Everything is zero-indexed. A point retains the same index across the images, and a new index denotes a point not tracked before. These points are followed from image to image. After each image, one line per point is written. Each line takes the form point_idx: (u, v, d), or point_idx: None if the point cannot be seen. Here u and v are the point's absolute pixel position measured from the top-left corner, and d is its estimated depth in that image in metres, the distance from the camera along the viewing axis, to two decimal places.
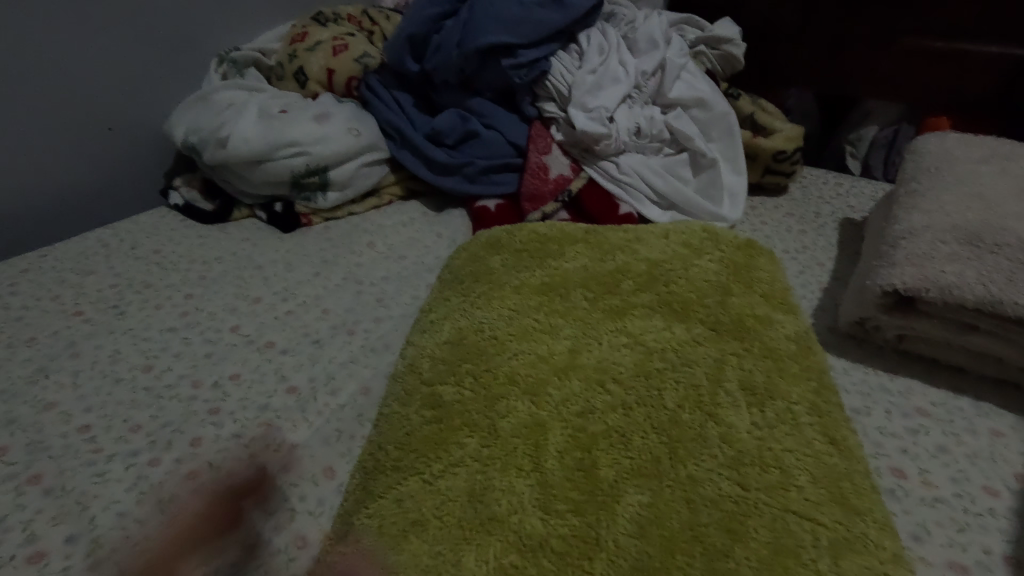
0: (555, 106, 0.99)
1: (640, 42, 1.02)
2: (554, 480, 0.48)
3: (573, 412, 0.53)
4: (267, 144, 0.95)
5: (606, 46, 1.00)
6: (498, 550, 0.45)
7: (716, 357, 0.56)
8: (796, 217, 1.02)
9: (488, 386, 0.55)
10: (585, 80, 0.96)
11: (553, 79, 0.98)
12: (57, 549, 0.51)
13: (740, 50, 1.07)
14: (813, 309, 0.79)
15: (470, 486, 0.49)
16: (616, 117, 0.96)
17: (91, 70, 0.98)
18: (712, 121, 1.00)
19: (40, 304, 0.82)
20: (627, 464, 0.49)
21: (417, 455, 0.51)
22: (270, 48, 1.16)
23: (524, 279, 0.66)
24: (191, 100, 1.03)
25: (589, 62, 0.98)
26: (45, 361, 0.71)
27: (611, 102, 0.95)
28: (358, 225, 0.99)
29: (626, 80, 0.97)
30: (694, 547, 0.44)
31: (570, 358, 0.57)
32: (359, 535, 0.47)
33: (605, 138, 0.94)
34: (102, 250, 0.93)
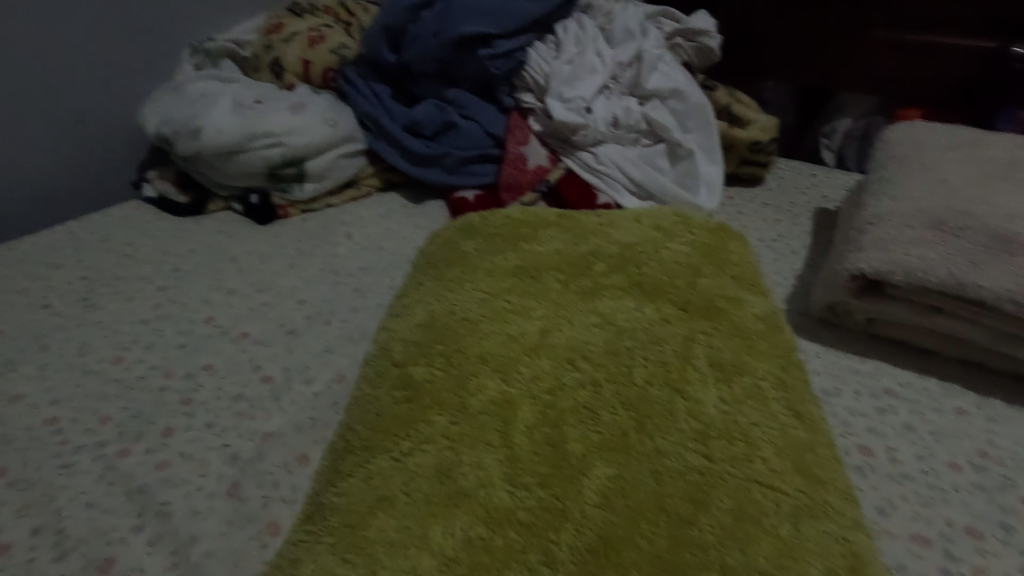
0: (532, 96, 1.00)
1: (616, 33, 1.02)
2: (522, 454, 0.49)
3: (543, 388, 0.53)
4: (241, 135, 0.94)
5: (583, 37, 1.00)
6: (463, 524, 0.45)
7: (687, 334, 0.57)
8: (772, 207, 1.03)
9: (458, 365, 0.55)
10: (562, 70, 0.96)
11: (531, 70, 0.98)
12: (22, 541, 0.50)
13: (716, 42, 1.07)
14: (787, 295, 0.80)
15: (437, 462, 0.49)
16: (593, 107, 0.97)
17: (57, 59, 0.96)
18: (688, 111, 1.01)
19: (6, 297, 0.80)
20: (595, 438, 0.50)
21: (386, 435, 0.51)
22: (244, 38, 1.13)
23: (497, 263, 0.66)
24: (164, 91, 1.02)
25: (566, 52, 0.98)
26: (11, 353, 0.70)
27: (588, 92, 0.96)
28: (335, 216, 0.99)
29: (603, 70, 0.98)
30: (661, 517, 0.44)
31: (540, 337, 0.57)
32: (326, 514, 0.47)
33: (582, 128, 0.95)
34: (71, 243, 0.91)
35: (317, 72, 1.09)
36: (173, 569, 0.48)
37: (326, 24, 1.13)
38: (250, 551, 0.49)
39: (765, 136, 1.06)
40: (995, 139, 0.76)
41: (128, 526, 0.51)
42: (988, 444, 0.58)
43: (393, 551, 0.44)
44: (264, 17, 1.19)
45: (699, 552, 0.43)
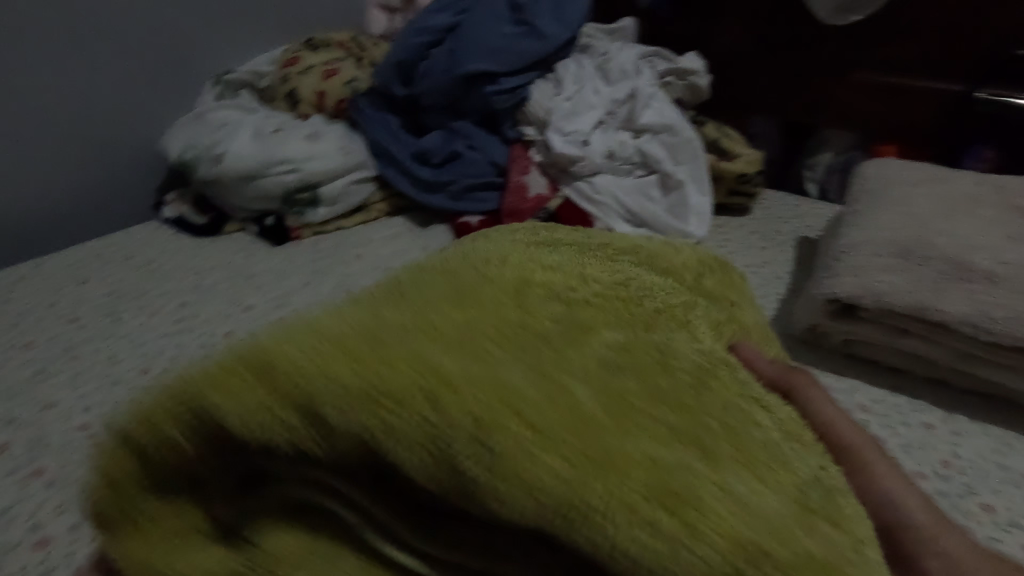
0: (534, 129, 1.06)
1: (613, 72, 1.09)
2: (460, 327, 0.37)
3: (516, 282, 0.44)
4: (261, 161, 1.00)
5: (582, 76, 1.08)
6: (357, 383, 0.32)
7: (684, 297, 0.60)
8: (758, 234, 1.10)
9: (403, 292, 0.42)
10: (562, 106, 1.04)
11: (533, 105, 1.05)
12: (62, 534, 0.54)
13: (705, 81, 1.14)
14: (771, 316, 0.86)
15: (357, 324, 0.36)
16: (590, 140, 1.04)
17: (90, 88, 1.03)
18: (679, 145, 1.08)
19: (36, 310, 0.84)
20: (576, 328, 0.39)
21: (276, 330, 0.36)
22: (262, 70, 1.21)
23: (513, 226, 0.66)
24: (187, 118, 1.08)
25: (565, 90, 1.06)
26: (44, 363, 0.74)
27: (585, 126, 1.04)
28: (347, 238, 1.04)
29: (600, 107, 1.05)
30: (640, 417, 0.34)
31: (524, 271, 0.46)
32: (168, 394, 0.35)
33: (580, 159, 1.02)
34: (96, 260, 0.96)
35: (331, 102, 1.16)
36: None
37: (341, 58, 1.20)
38: None
39: (752, 168, 1.13)
40: (957, 175, 0.84)
41: None
42: (952, 455, 0.63)
43: (242, 394, 0.33)
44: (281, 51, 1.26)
45: (655, 448, 0.32)
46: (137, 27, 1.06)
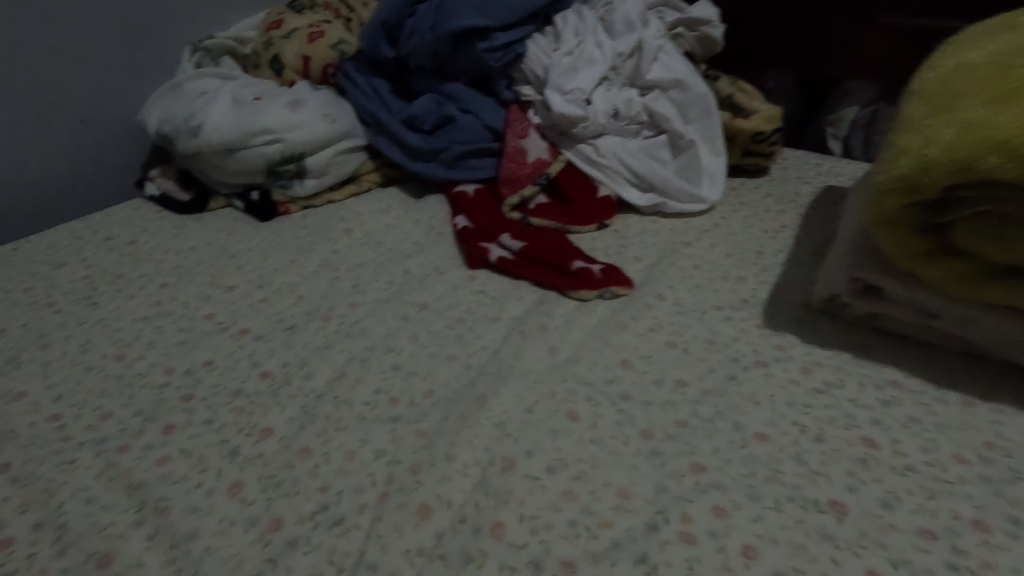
0: (532, 88, 0.99)
1: (617, 24, 1.00)
2: None
3: None
4: (241, 131, 0.93)
5: (583, 27, 0.98)
6: None
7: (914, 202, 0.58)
8: (775, 197, 1.02)
9: None
10: (561, 62, 0.95)
11: (530, 63, 0.97)
12: (23, 536, 0.50)
13: (719, 32, 1.07)
14: (790, 285, 0.80)
15: None
16: (592, 100, 0.95)
17: (57, 57, 0.96)
18: (689, 102, 0.99)
19: (12, 295, 0.80)
20: None
21: None
22: (245, 35, 1.15)
23: None
24: (165, 89, 1.02)
25: (565, 44, 0.97)
26: (16, 350, 0.71)
27: (587, 84, 0.94)
28: (337, 212, 0.99)
29: (602, 62, 0.96)
30: None
31: None
32: None
33: (582, 120, 0.94)
34: (75, 242, 0.92)
35: (316, 68, 1.09)
36: (170, 563, 0.48)
37: (326, 20, 1.13)
38: (252, 555, 0.49)
39: (768, 126, 1.04)
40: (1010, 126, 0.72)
41: (127, 521, 0.51)
42: (995, 436, 0.57)
43: None
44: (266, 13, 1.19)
45: None
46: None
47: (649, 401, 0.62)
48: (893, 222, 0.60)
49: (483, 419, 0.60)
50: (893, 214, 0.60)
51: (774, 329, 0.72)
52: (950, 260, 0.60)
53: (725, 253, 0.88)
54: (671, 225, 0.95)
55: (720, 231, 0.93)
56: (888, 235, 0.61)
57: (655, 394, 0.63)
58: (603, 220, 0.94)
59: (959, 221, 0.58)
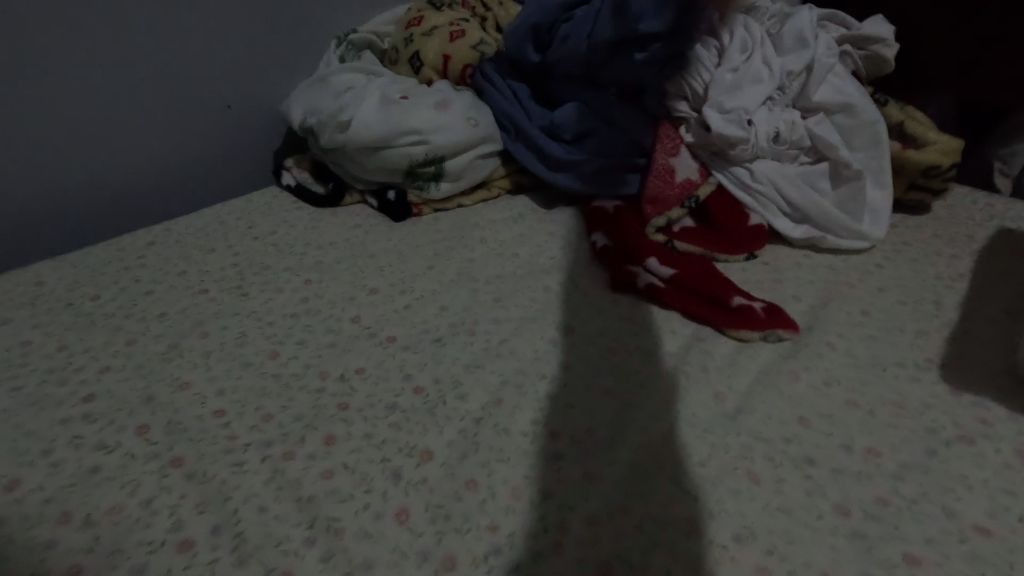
0: (687, 105, 0.93)
1: (786, 39, 0.93)
2: None
3: None
4: (388, 131, 0.92)
5: (749, 43, 0.92)
6: None
7: None
8: (944, 240, 0.93)
9: None
10: (725, 79, 0.89)
11: (691, 77, 0.91)
12: (203, 539, 0.50)
13: (893, 51, 0.97)
14: (980, 345, 0.72)
15: None
16: (755, 120, 0.89)
17: (213, 44, 0.97)
18: (856, 127, 0.92)
19: (168, 278, 0.83)
20: None
21: None
22: (384, 30, 1.14)
23: None
24: (309, 82, 1.03)
25: (729, 60, 0.91)
26: (177, 337, 0.72)
27: (751, 103, 0.88)
28: (470, 218, 0.97)
29: (768, 82, 0.90)
30: None
31: None
32: None
33: (742, 142, 0.88)
34: (222, 229, 0.94)
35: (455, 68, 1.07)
36: None
37: (466, 19, 1.10)
38: None
39: (946, 158, 0.95)
40: None
41: (301, 537, 0.50)
42: None
43: None
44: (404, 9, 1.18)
45: None
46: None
47: (838, 470, 0.56)
48: None
49: (656, 469, 0.56)
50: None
51: (973, 399, 0.64)
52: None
53: (898, 301, 0.80)
54: (829, 263, 0.88)
55: (888, 274, 0.85)
56: None
57: (843, 461, 0.57)
58: (754, 250, 0.88)
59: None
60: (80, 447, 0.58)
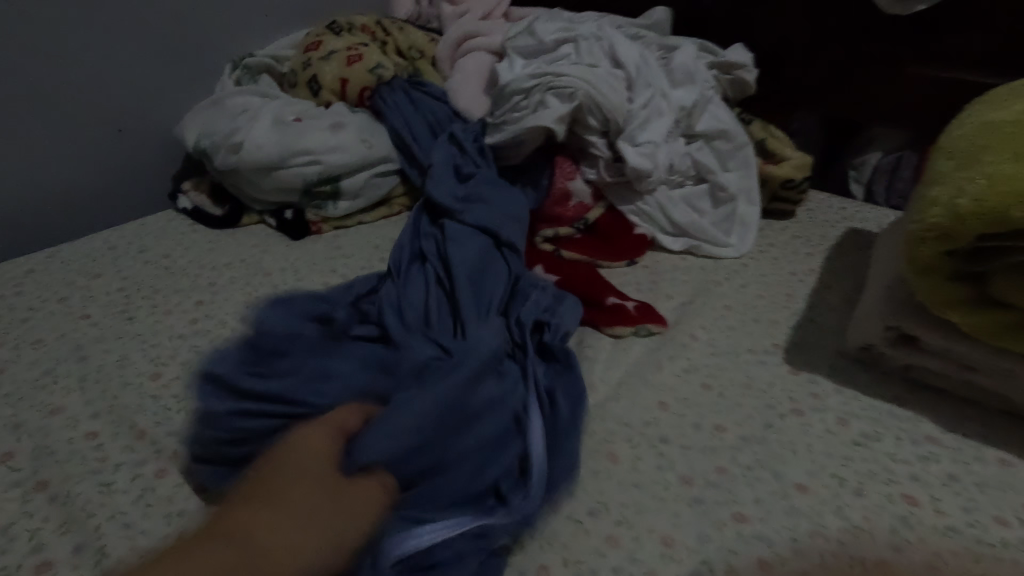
0: (601, 139, 0.97)
1: (677, 73, 1.03)
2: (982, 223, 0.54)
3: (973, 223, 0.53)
4: (283, 152, 0.95)
5: (651, 77, 1.00)
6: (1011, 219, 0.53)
7: (948, 248, 0.58)
8: (802, 239, 1.04)
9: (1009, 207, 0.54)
10: (639, 113, 0.95)
11: (603, 113, 0.94)
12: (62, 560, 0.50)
13: (752, 76, 1.08)
14: (823, 330, 0.80)
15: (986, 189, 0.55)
16: (659, 151, 0.95)
17: (98, 71, 0.96)
18: (729, 153, 1.02)
19: (47, 305, 0.80)
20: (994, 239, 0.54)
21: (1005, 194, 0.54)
22: (283, 54, 1.16)
23: (968, 183, 0.57)
24: (204, 104, 1.04)
25: (638, 96, 0.98)
26: (52, 363, 0.70)
27: (658, 135, 0.95)
28: (369, 235, 0.99)
29: (669, 115, 0.97)
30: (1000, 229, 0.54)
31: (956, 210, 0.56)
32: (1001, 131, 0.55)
33: (650, 173, 0.94)
34: (109, 253, 0.92)
35: (354, 91, 1.10)
36: None
37: (364, 43, 1.14)
38: None
39: (800, 173, 1.05)
40: None
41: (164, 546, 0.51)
42: None
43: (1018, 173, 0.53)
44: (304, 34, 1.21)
45: None
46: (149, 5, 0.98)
47: (690, 446, 0.62)
48: (929, 271, 0.61)
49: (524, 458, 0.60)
50: (925, 264, 0.61)
51: (809, 376, 0.72)
52: (995, 311, 0.59)
53: (757, 295, 0.89)
54: (701, 264, 0.96)
55: (751, 272, 0.94)
56: (924, 282, 0.62)
57: (694, 438, 0.63)
58: (634, 256, 0.95)
59: (995, 271, 0.58)
60: None
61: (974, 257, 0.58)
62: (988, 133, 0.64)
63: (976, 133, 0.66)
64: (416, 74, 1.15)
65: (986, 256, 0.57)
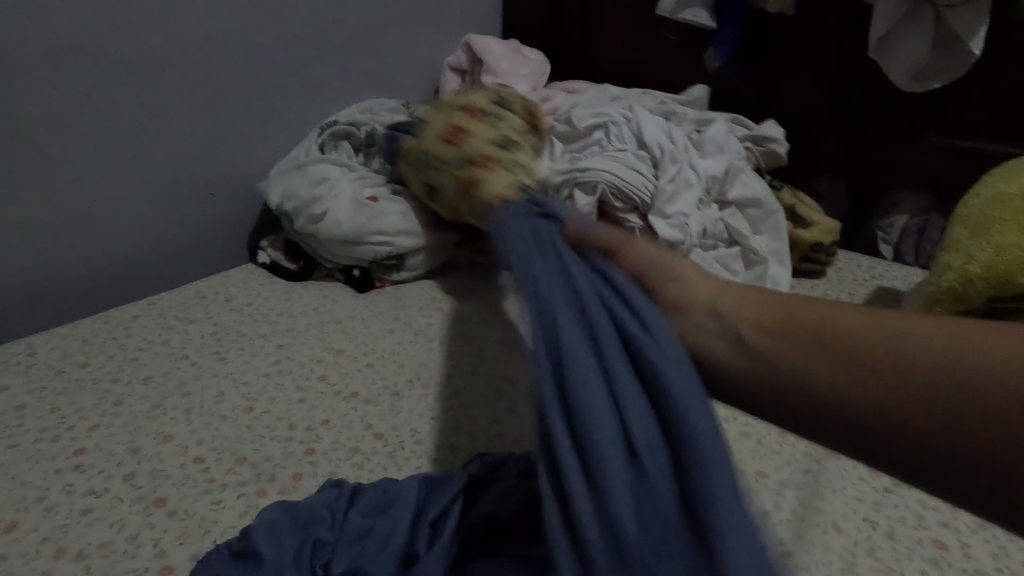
0: (636, 215, 1.05)
1: (707, 146, 1.12)
2: (981, 285, 0.63)
3: (953, 293, 0.64)
4: (357, 230, 1.06)
5: (679, 156, 1.06)
6: (960, 268, 0.65)
7: (960, 309, 0.65)
8: (833, 297, 1.10)
9: (1001, 268, 0.62)
10: (665, 188, 1.02)
11: (636, 192, 1.02)
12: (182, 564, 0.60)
13: (784, 149, 1.18)
14: None
15: (993, 293, 0.62)
16: (691, 220, 1.02)
17: (193, 141, 1.08)
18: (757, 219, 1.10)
19: (152, 346, 0.92)
20: (993, 263, 0.62)
21: (1005, 278, 0.61)
22: (359, 119, 1.24)
23: (973, 251, 0.65)
24: (287, 168, 1.13)
25: (664, 172, 1.05)
26: (160, 398, 0.81)
27: (688, 207, 1.02)
28: (427, 290, 1.10)
29: (698, 186, 1.04)
30: (985, 285, 0.62)
31: (986, 269, 0.62)
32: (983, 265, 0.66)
33: (682, 243, 1.01)
34: (201, 301, 1.05)
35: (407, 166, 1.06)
36: None
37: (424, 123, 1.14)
38: None
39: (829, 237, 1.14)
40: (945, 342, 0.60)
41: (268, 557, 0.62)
42: None
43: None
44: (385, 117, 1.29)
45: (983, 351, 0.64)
46: (240, 83, 1.11)
47: None
48: None
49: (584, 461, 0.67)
50: None
51: None
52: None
53: None
54: None
55: None
56: None
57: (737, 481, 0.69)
58: None
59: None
60: (72, 493, 0.67)
61: (985, 319, 0.65)
62: (993, 207, 0.71)
63: (981, 205, 0.73)
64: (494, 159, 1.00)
65: (996, 319, 0.64)
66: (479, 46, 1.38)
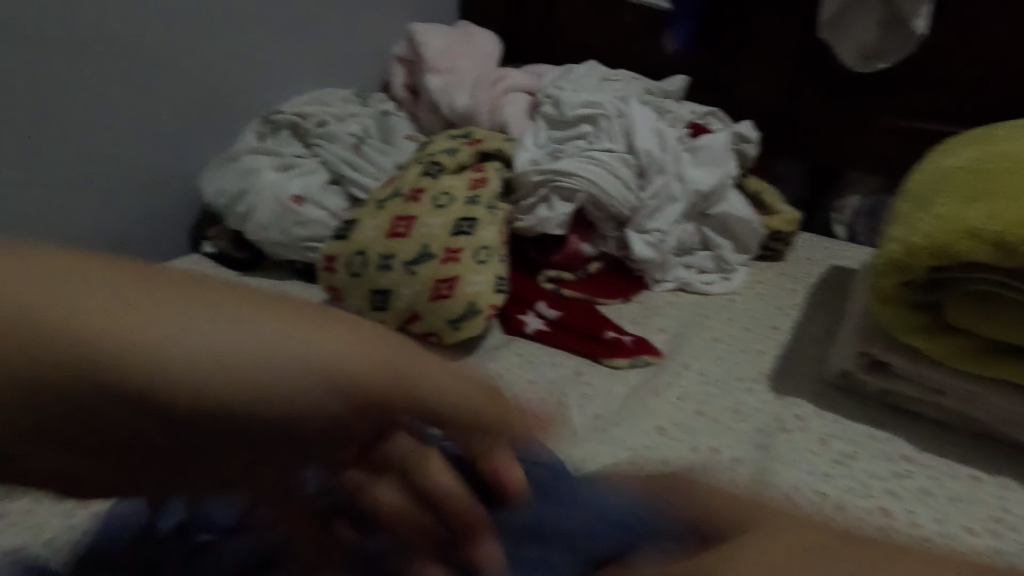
0: (611, 222, 1.02)
1: (702, 154, 1.05)
2: (922, 256, 0.63)
3: (896, 265, 0.65)
4: (289, 237, 1.01)
5: (671, 160, 1.02)
6: (902, 240, 0.65)
7: (903, 281, 0.66)
8: (788, 276, 1.10)
9: (941, 238, 0.62)
10: (647, 204, 1.00)
11: (615, 203, 0.98)
12: None
13: (754, 151, 1.12)
14: (806, 358, 0.87)
15: (935, 264, 0.63)
16: (670, 237, 1.01)
17: (125, 123, 1.01)
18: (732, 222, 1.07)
19: None
20: (936, 235, 0.62)
21: (945, 251, 0.62)
22: (307, 109, 1.15)
23: (917, 223, 0.66)
24: (222, 160, 1.08)
25: (649, 181, 1.01)
26: None
27: (667, 223, 1.00)
28: None
29: (683, 201, 1.02)
30: (925, 257, 0.63)
31: (927, 239, 0.63)
32: None
33: (654, 261, 1.00)
34: None
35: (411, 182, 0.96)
36: None
37: (436, 166, 0.97)
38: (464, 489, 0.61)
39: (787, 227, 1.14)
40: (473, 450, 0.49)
41: None
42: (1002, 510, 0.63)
43: (965, 283, 0.64)
44: (369, 119, 1.18)
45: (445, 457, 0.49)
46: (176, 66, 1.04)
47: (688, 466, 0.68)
48: (889, 302, 0.68)
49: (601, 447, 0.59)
50: (889, 294, 0.68)
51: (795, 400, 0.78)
52: (949, 335, 0.67)
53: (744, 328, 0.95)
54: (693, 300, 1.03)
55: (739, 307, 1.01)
56: (886, 314, 0.69)
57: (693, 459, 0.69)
58: (630, 295, 1.01)
59: (949, 301, 0.65)
60: None
61: (928, 291, 0.66)
62: (937, 180, 0.72)
63: (928, 180, 0.74)
64: (478, 256, 0.87)
65: (938, 290, 0.66)
66: (419, 37, 1.25)
